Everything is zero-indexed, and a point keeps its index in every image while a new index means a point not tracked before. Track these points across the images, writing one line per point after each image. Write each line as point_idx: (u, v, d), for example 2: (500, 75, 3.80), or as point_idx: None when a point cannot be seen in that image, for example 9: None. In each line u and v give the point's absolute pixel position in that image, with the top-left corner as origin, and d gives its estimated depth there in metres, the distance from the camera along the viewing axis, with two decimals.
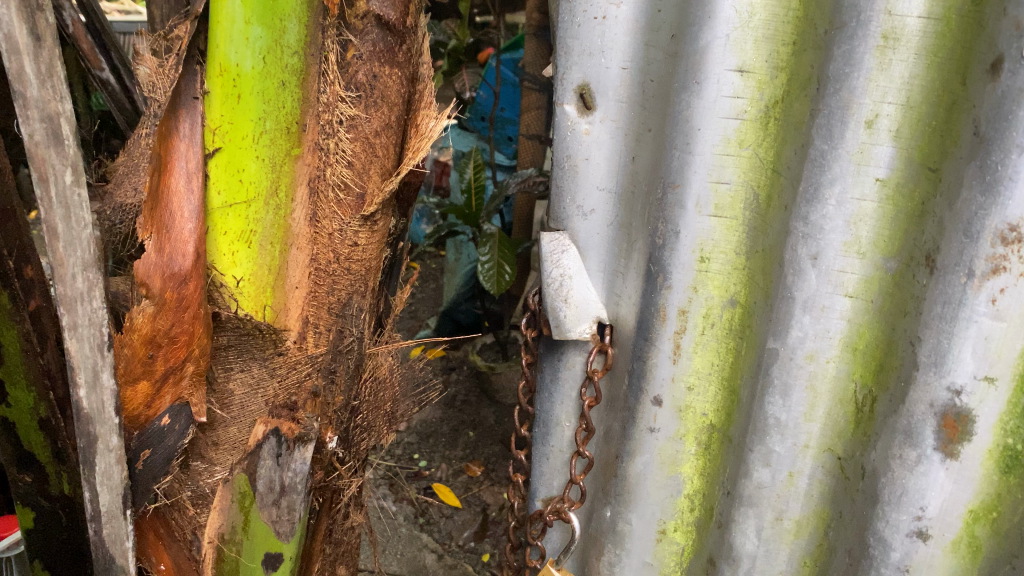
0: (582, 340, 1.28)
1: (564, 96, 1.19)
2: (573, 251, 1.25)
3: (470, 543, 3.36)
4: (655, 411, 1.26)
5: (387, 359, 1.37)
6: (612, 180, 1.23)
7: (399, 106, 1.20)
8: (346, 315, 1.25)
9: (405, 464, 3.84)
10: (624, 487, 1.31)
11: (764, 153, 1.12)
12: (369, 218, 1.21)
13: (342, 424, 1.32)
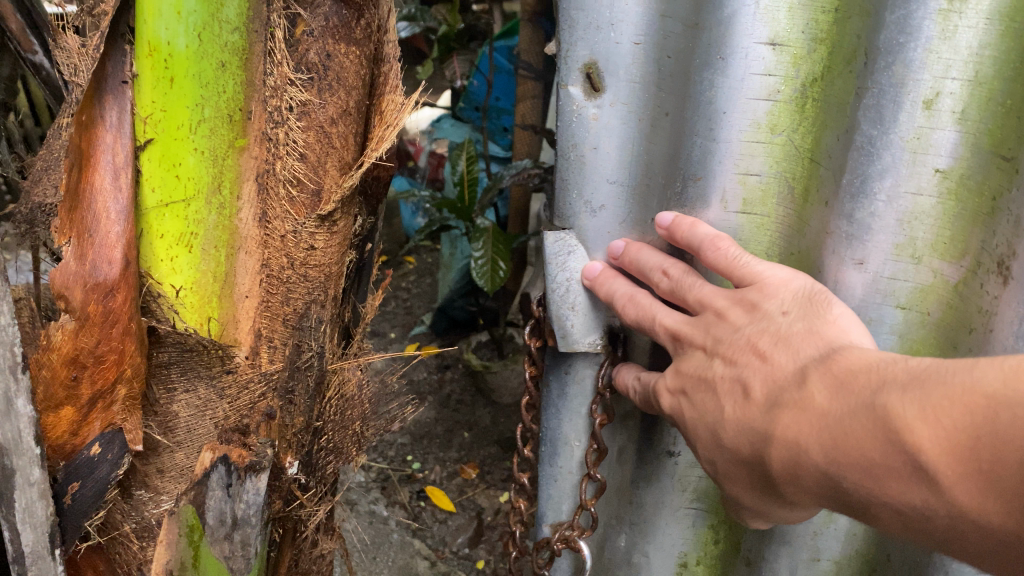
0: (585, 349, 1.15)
1: (570, 76, 1.01)
2: (580, 255, 1.11)
3: (464, 550, 3.22)
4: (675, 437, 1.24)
5: (353, 375, 1.22)
6: (623, 172, 1.07)
7: (359, 89, 1.05)
8: (304, 328, 1.10)
9: (398, 467, 3.68)
10: (641, 517, 1.31)
11: (799, 140, 1.05)
12: (327, 218, 1.07)
13: (303, 448, 1.18)
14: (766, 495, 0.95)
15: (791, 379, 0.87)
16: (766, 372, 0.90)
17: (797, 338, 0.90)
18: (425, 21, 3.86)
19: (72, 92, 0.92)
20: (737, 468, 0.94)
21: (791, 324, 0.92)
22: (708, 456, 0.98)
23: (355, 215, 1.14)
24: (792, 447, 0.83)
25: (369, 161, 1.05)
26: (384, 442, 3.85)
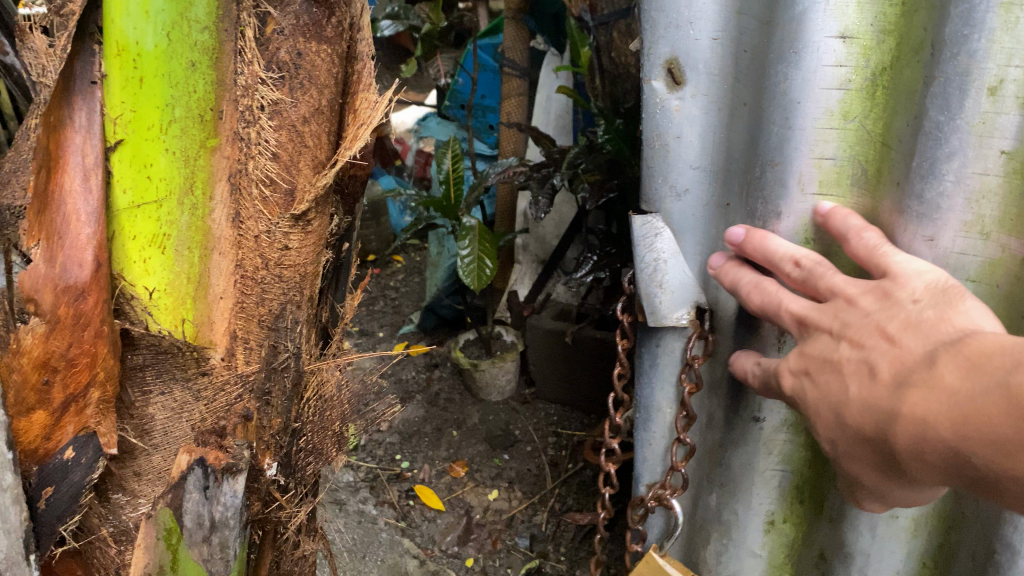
0: (675, 323, 1.23)
1: (652, 71, 1.13)
2: (666, 236, 1.19)
3: (454, 548, 3.21)
4: (760, 402, 1.24)
5: (332, 375, 1.23)
6: (704, 158, 1.16)
7: (331, 88, 1.05)
8: (280, 329, 1.10)
9: (387, 466, 3.67)
10: (728, 477, 1.31)
11: (871, 126, 1.08)
12: (301, 217, 1.07)
13: (282, 449, 1.18)
14: (890, 474, 0.94)
15: (920, 363, 0.86)
16: (893, 354, 0.89)
17: (929, 325, 0.88)
18: (408, 19, 3.85)
19: (40, 92, 0.92)
20: (858, 447, 0.94)
21: (922, 312, 0.90)
22: (829, 433, 0.97)
23: (330, 214, 1.14)
24: (919, 424, 0.83)
25: (343, 160, 1.06)
26: (373, 441, 3.84)
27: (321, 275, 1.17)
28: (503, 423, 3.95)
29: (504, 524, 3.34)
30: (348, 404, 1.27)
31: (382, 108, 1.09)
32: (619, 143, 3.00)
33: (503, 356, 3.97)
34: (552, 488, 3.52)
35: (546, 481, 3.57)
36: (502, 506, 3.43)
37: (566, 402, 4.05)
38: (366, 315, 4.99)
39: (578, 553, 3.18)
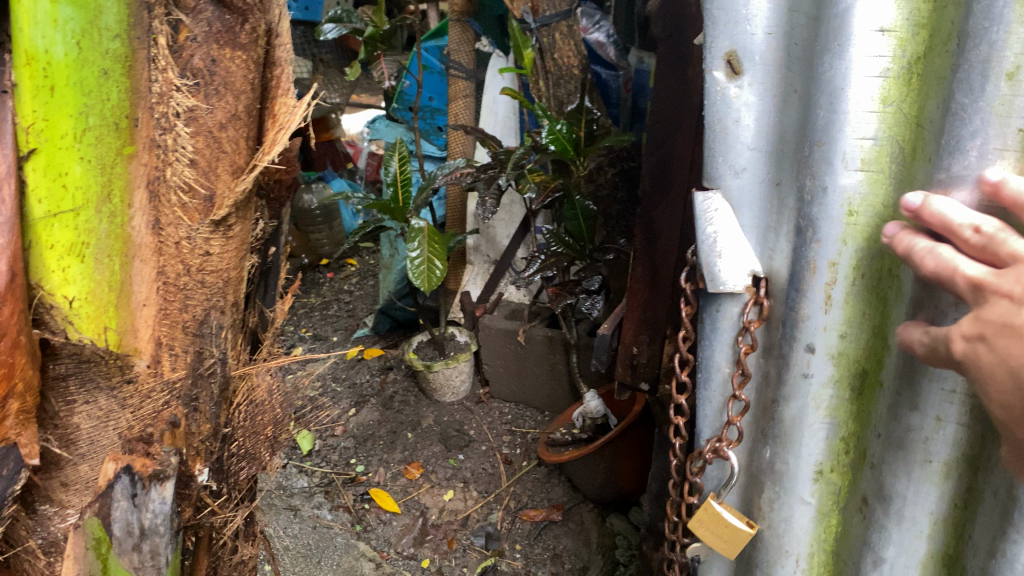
0: (732, 296, 1.03)
1: (713, 63, 0.97)
2: (725, 211, 1.01)
3: (409, 550, 3.19)
4: (809, 357, 0.97)
5: (263, 381, 1.27)
6: (762, 143, 0.98)
7: (246, 93, 1.10)
8: (205, 333, 1.14)
9: (342, 470, 3.65)
10: (781, 431, 1.02)
11: (908, 111, 0.88)
12: (220, 223, 1.12)
13: (212, 454, 1.19)
14: None
15: None
16: None
17: None
18: (352, 23, 3.86)
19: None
20: None
21: None
22: (1005, 407, 0.74)
23: (252, 219, 1.19)
24: None
25: (261, 163, 1.13)
26: (327, 446, 3.83)
27: (248, 278, 1.24)
28: (458, 423, 3.93)
29: (460, 523, 3.34)
30: (279, 410, 1.30)
31: (299, 112, 1.16)
32: (563, 143, 3.02)
33: (459, 356, 3.92)
34: (507, 487, 3.53)
35: (501, 479, 3.58)
36: (458, 506, 3.42)
37: (519, 399, 4.06)
38: (320, 320, 4.95)
39: (533, 550, 3.19)
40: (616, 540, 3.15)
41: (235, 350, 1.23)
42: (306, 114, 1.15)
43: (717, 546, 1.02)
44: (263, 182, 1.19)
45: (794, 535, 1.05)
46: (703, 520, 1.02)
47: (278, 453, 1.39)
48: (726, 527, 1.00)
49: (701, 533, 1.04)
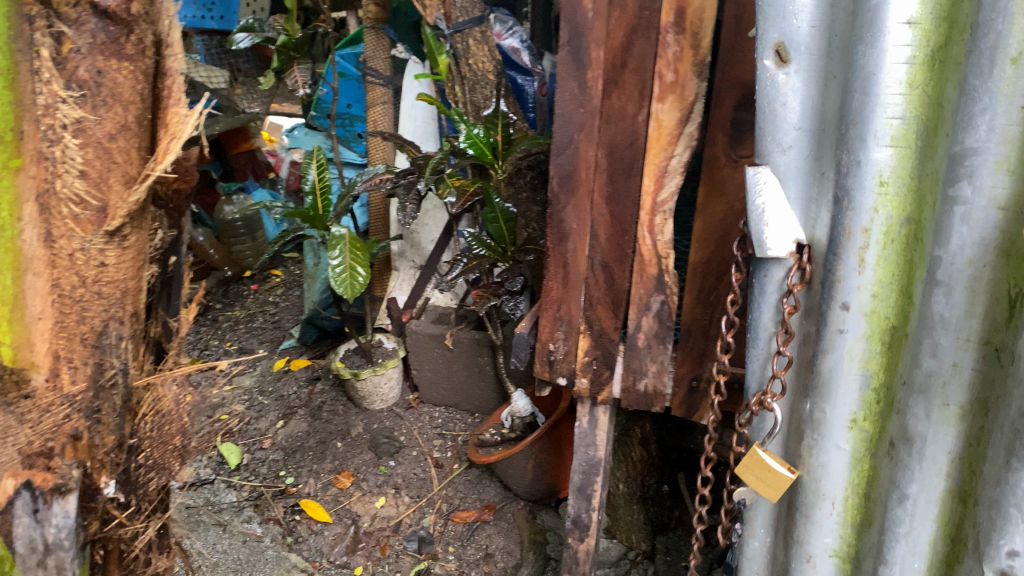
0: (779, 260, 1.06)
1: (763, 52, 1.01)
2: (774, 182, 1.04)
3: (342, 559, 3.20)
4: (843, 313, 0.99)
5: (167, 390, 1.43)
6: (808, 120, 1.01)
7: (134, 104, 1.23)
8: (104, 344, 1.26)
9: (271, 483, 3.59)
10: (816, 383, 1.03)
11: (931, 90, 0.89)
12: (113, 234, 1.23)
13: (118, 467, 1.33)
14: None
15: None
16: None
17: None
18: (263, 32, 3.79)
19: None
20: None
21: None
22: None
23: (144, 230, 1.32)
24: None
25: (153, 172, 1.24)
26: (255, 459, 3.75)
27: (149, 284, 1.45)
28: (387, 430, 3.86)
29: (393, 529, 3.34)
30: (185, 418, 1.47)
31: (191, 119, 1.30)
32: (482, 147, 3.05)
33: (386, 362, 3.85)
34: (439, 490, 3.53)
35: (433, 483, 3.57)
36: (390, 513, 3.41)
37: (450, 403, 4.02)
38: (244, 332, 4.87)
39: (467, 551, 3.21)
40: (546, 537, 3.20)
41: (137, 361, 1.38)
42: (197, 124, 1.28)
43: (761, 490, 1.03)
44: (159, 189, 1.39)
45: (830, 479, 1.04)
46: (748, 464, 1.04)
47: (185, 463, 1.55)
48: (770, 470, 1.01)
49: (748, 480, 1.05)
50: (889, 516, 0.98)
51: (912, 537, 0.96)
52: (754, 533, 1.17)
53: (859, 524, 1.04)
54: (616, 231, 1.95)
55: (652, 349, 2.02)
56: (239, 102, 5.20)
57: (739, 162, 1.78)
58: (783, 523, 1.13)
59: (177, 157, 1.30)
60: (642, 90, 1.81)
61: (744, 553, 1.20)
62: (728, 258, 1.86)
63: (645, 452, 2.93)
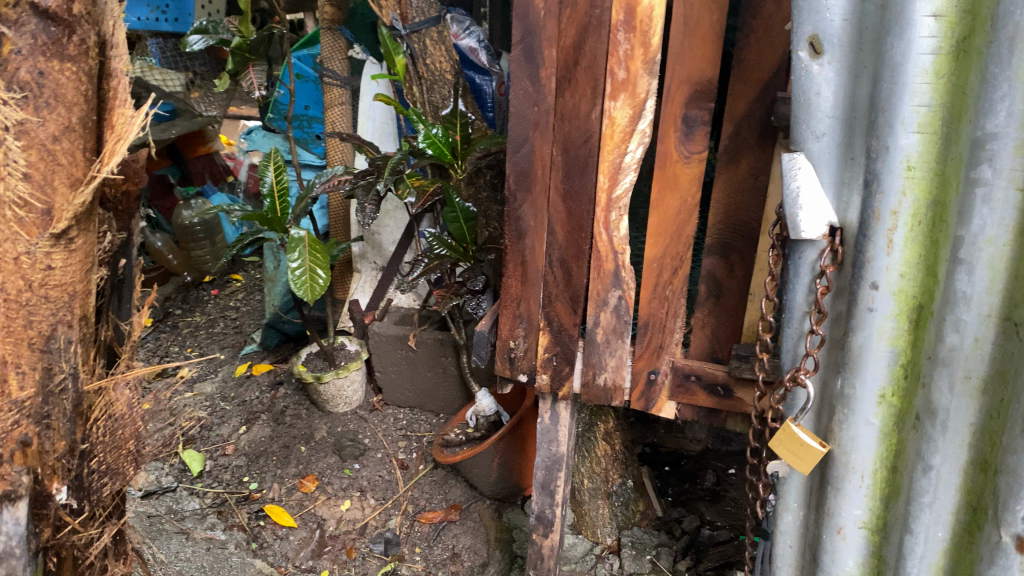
0: (812, 242, 1.31)
1: (798, 46, 1.25)
2: (808, 169, 1.29)
3: (308, 563, 3.18)
4: (873, 293, 1.22)
5: (121, 395, 1.48)
6: (841, 109, 1.26)
7: (78, 105, 1.28)
8: (53, 348, 1.31)
9: (234, 489, 3.55)
10: (848, 358, 1.27)
11: (957, 80, 1.11)
12: (59, 235, 1.28)
13: (70, 472, 1.38)
14: None
15: None
16: None
17: None
18: (218, 33, 3.76)
19: None
20: None
21: None
22: None
23: (92, 232, 1.38)
24: None
25: (100, 173, 1.30)
26: (218, 466, 3.70)
27: (98, 288, 1.50)
28: (352, 433, 3.85)
29: (359, 532, 3.33)
30: (138, 422, 1.51)
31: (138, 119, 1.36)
32: (440, 147, 3.06)
33: (349, 366, 3.82)
34: (405, 492, 3.52)
35: (399, 485, 3.56)
36: (356, 516, 3.40)
37: (414, 404, 4.01)
38: (205, 338, 4.81)
39: (433, 551, 3.21)
40: (512, 535, 3.22)
41: (88, 366, 1.43)
42: (142, 125, 1.33)
43: (794, 462, 1.26)
44: (108, 192, 1.49)
45: (859, 451, 1.30)
46: (782, 439, 1.28)
47: (139, 468, 1.60)
48: (801, 443, 1.24)
49: (783, 453, 1.29)
50: (915, 487, 1.23)
51: (935, 505, 1.22)
52: (788, 504, 1.45)
53: (887, 495, 1.31)
54: (573, 227, 1.96)
55: (610, 343, 2.05)
56: (194, 104, 4.99)
57: (691, 159, 1.81)
58: (817, 490, 1.39)
59: (123, 158, 1.35)
60: (595, 88, 1.83)
61: (778, 525, 1.48)
62: (683, 253, 1.89)
63: (608, 448, 2.96)
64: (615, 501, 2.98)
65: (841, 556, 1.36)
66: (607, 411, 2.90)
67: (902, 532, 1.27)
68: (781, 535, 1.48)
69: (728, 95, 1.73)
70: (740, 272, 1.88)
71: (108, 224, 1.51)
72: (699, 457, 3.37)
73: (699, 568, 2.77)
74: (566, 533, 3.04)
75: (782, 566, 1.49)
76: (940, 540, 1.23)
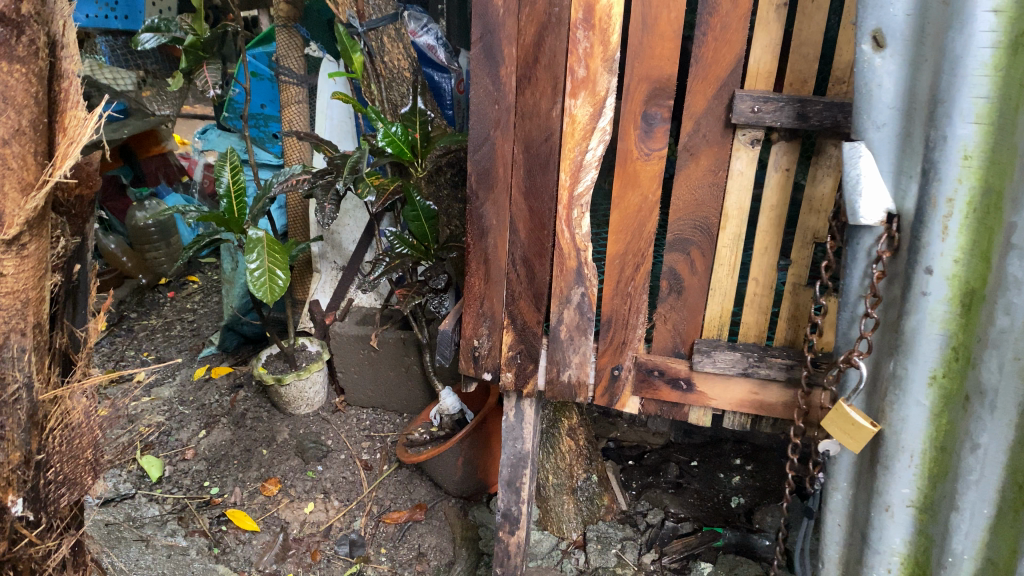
0: (871, 229, 1.50)
1: (862, 38, 1.43)
2: (869, 158, 1.47)
3: (272, 567, 3.14)
4: (927, 277, 1.41)
5: (77, 403, 1.46)
6: (901, 100, 1.43)
7: (29, 107, 1.26)
8: (6, 357, 1.30)
9: (195, 494, 3.48)
10: (902, 338, 1.47)
11: (1015, 74, 1.28)
12: (12, 240, 1.26)
13: (26, 484, 1.35)
14: None
15: None
16: None
17: None
18: (170, 31, 3.73)
19: None
20: None
21: None
22: None
23: (43, 238, 1.35)
24: None
25: (51, 178, 1.28)
26: (177, 471, 3.63)
27: (52, 295, 1.48)
28: (314, 435, 3.80)
29: (323, 534, 3.30)
30: (96, 431, 1.49)
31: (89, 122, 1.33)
32: (400, 145, 3.00)
33: (310, 367, 3.78)
34: (370, 492, 3.49)
35: (363, 486, 3.54)
36: (320, 518, 3.37)
37: (377, 404, 3.98)
38: (162, 341, 4.71)
39: (399, 552, 3.20)
40: (478, 532, 3.20)
41: (43, 375, 1.42)
42: (97, 128, 1.31)
43: (845, 441, 1.50)
44: (60, 197, 1.47)
45: (909, 430, 1.51)
46: (835, 418, 1.52)
47: (97, 477, 1.57)
48: (853, 423, 1.49)
49: (835, 431, 1.54)
50: (963, 465, 1.44)
51: (981, 483, 1.43)
52: (837, 484, 1.70)
53: (934, 475, 1.51)
54: (535, 225, 1.96)
55: (574, 340, 2.05)
56: (146, 104, 5.00)
57: (651, 156, 1.82)
58: (869, 471, 1.61)
59: (76, 161, 1.33)
60: (555, 86, 1.83)
61: (828, 503, 1.73)
62: (644, 250, 1.90)
63: (572, 443, 2.97)
64: (580, 496, 3.01)
65: (888, 532, 1.58)
66: (570, 407, 2.91)
67: (948, 511, 1.49)
68: (831, 513, 1.73)
69: (688, 93, 1.75)
70: (702, 268, 1.90)
71: (61, 229, 1.50)
72: (662, 449, 3.40)
73: (664, 560, 2.81)
74: (532, 530, 3.05)
75: (832, 541, 1.74)
76: (984, 517, 1.44)
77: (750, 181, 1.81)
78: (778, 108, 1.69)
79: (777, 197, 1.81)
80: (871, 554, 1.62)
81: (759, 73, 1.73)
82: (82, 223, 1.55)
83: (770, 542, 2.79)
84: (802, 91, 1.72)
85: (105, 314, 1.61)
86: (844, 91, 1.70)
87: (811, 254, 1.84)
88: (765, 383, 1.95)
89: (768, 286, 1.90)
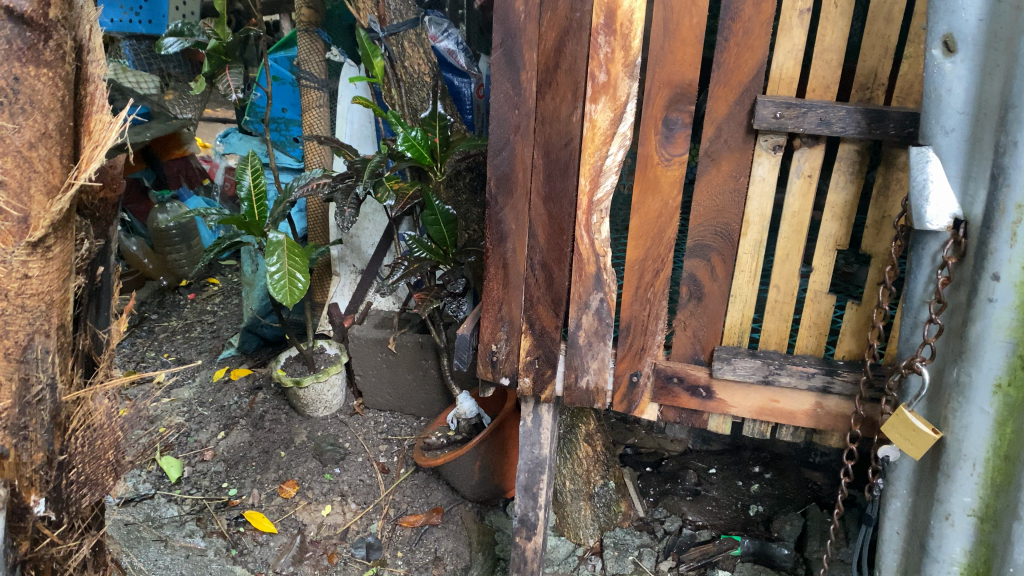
0: (937, 234, 1.49)
1: (932, 43, 1.43)
2: (937, 162, 1.45)
3: (288, 569, 3.14)
4: (994, 283, 1.40)
5: (98, 405, 1.47)
6: (970, 106, 1.43)
7: (54, 111, 1.28)
8: (30, 359, 1.32)
9: (214, 496, 3.50)
10: (967, 344, 1.46)
11: None
12: (36, 243, 1.28)
13: (47, 484, 1.38)
14: None
15: None
16: None
17: None
18: (193, 35, 3.71)
19: None
20: None
21: None
22: None
23: (69, 240, 1.37)
24: None
25: (75, 180, 1.30)
26: (196, 472, 3.65)
27: (75, 297, 1.50)
28: (332, 437, 3.80)
29: (340, 537, 3.30)
30: (118, 432, 1.50)
31: (109, 126, 1.34)
32: (419, 150, 3.01)
33: (329, 370, 3.78)
34: (386, 495, 3.49)
35: (380, 489, 3.53)
36: (336, 520, 3.37)
37: (395, 407, 3.98)
38: (182, 343, 4.75)
39: (416, 555, 3.20)
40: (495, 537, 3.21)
41: (65, 377, 1.43)
42: (120, 131, 1.32)
43: (906, 447, 1.49)
44: (85, 200, 1.52)
45: (971, 438, 1.49)
46: (896, 423, 1.51)
47: (118, 478, 1.59)
48: (914, 429, 1.47)
49: (898, 438, 1.51)
50: None
51: None
52: (897, 491, 1.69)
53: (997, 483, 1.49)
54: (554, 230, 1.95)
55: (592, 346, 2.05)
56: (168, 107, 4.94)
57: (671, 162, 1.81)
58: (929, 477, 1.60)
59: (101, 164, 1.34)
60: (576, 91, 1.83)
61: (888, 510, 1.73)
62: (664, 255, 1.89)
63: (590, 448, 2.96)
64: (597, 502, 2.99)
65: (948, 540, 1.57)
66: (588, 412, 2.91)
67: (1012, 520, 1.47)
68: (889, 520, 1.73)
69: (709, 99, 1.74)
70: (722, 275, 1.88)
71: (85, 231, 1.52)
72: (680, 456, 3.37)
73: (681, 568, 2.79)
74: (548, 536, 3.04)
75: (889, 549, 1.74)
76: None
77: (771, 187, 1.79)
78: (800, 115, 1.68)
79: (799, 203, 1.80)
80: (930, 562, 1.61)
81: (781, 79, 1.72)
82: (105, 228, 1.59)
83: (789, 551, 2.76)
84: (825, 98, 1.70)
85: (124, 316, 1.63)
86: (867, 96, 1.69)
87: (833, 261, 1.82)
88: (786, 391, 1.94)
89: (790, 294, 1.88)
